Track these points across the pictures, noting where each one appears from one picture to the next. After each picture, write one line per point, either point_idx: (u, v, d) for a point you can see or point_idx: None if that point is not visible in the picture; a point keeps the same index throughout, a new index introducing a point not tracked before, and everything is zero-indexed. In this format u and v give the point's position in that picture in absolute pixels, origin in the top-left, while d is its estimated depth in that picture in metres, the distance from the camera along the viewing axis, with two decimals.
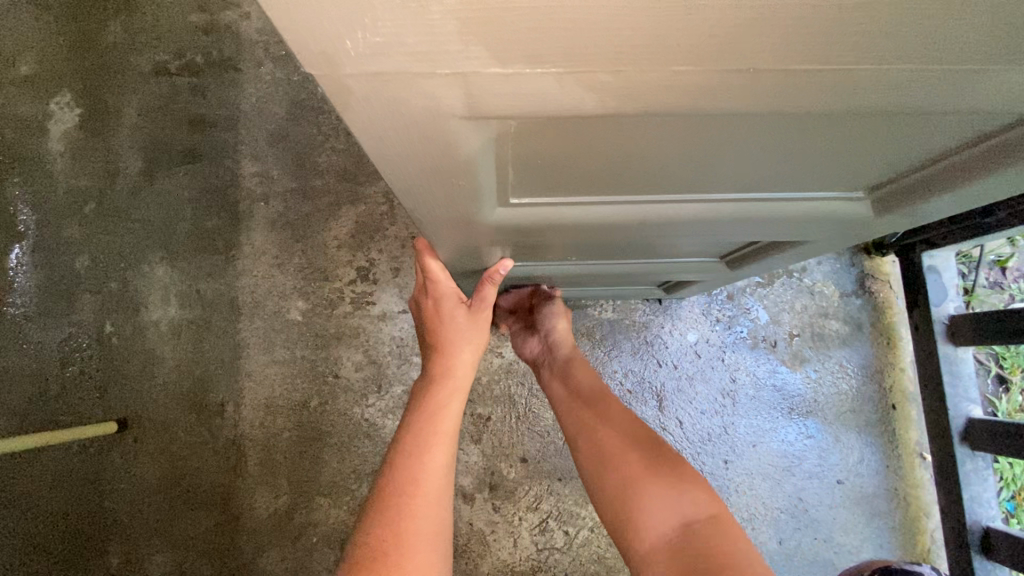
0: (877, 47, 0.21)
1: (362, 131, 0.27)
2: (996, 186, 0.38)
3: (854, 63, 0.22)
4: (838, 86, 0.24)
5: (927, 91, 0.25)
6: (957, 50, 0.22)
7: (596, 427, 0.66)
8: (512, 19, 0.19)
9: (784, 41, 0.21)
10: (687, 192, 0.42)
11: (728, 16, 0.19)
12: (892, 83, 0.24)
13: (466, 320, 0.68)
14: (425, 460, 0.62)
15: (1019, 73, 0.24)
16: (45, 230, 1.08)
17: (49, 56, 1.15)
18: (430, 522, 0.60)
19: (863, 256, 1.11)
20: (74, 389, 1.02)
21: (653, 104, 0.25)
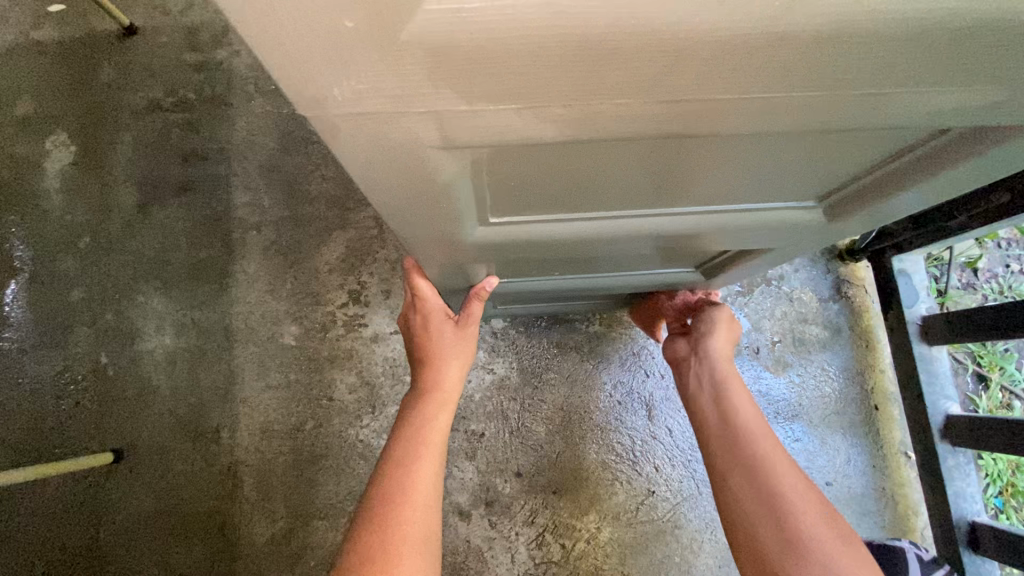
0: (799, 78, 0.25)
1: (348, 162, 0.30)
2: (933, 190, 0.41)
3: (780, 92, 0.26)
4: (770, 109, 0.27)
5: (851, 112, 0.29)
6: (870, 79, 0.25)
7: (761, 473, 0.66)
8: (475, 68, 0.22)
9: (715, 77, 0.24)
10: (653, 206, 0.46)
11: (663, 60, 0.22)
12: (819, 106, 0.27)
13: (452, 335, 0.71)
14: (415, 468, 0.64)
15: (930, 95, 0.27)
16: (40, 265, 1.10)
17: (45, 96, 1.19)
18: (419, 529, 0.62)
19: (838, 262, 1.15)
20: (69, 421, 1.03)
21: (607, 130, 0.28)
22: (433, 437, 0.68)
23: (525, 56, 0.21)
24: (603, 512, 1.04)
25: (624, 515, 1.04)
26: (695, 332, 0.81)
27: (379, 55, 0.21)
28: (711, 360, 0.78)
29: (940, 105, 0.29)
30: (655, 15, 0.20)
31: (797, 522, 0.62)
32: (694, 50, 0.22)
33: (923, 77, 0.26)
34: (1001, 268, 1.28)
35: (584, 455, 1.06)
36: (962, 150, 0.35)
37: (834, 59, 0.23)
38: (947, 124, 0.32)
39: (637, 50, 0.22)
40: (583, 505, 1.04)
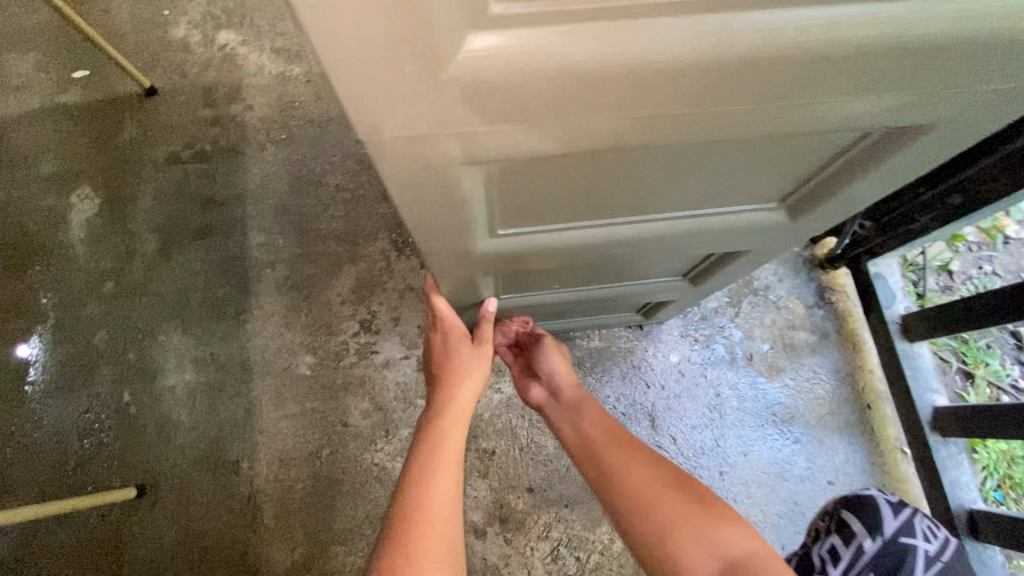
0: (742, 94, 0.32)
1: (395, 178, 0.37)
2: (875, 187, 0.49)
3: (730, 104, 0.33)
4: (724, 120, 0.35)
5: (788, 120, 0.36)
6: (796, 94, 0.33)
7: (618, 469, 0.71)
8: (500, 96, 0.29)
9: (675, 95, 0.31)
10: (639, 212, 0.53)
11: (638, 84, 0.30)
12: (761, 115, 0.35)
13: (468, 351, 0.76)
14: (433, 485, 0.65)
15: (847, 104, 0.35)
16: (65, 311, 1.16)
17: (71, 155, 1.28)
18: (440, 544, 0.61)
19: (819, 271, 1.22)
20: (93, 460, 1.06)
21: (596, 142, 0.35)
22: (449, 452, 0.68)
23: (536, 84, 0.28)
24: None
25: None
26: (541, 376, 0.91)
27: (427, 89, 0.28)
28: (560, 392, 0.88)
29: (857, 111, 0.36)
30: (626, 47, 0.27)
31: (651, 503, 0.66)
32: (658, 77, 0.29)
33: (839, 90, 0.33)
34: (975, 270, 1.36)
35: None
36: (889, 146, 0.42)
37: (772, 74, 0.30)
38: (870, 127, 0.39)
39: (619, 77, 0.29)
40: (595, 517, 1.07)
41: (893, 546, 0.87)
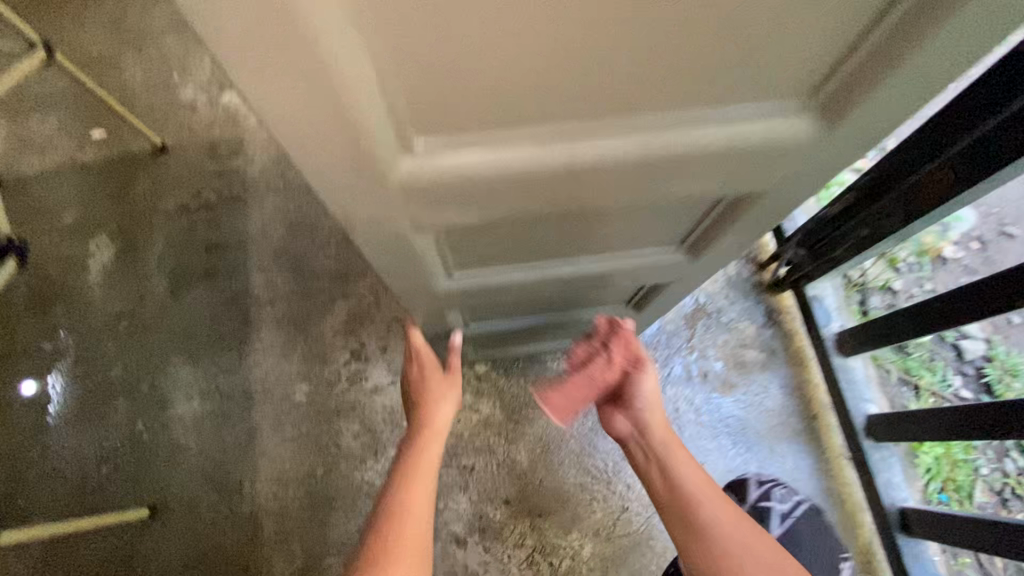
0: (596, 185, 0.46)
1: (365, 240, 0.50)
2: (743, 235, 0.62)
3: (591, 191, 0.47)
4: (593, 199, 0.49)
5: (639, 196, 0.50)
6: (634, 182, 0.47)
7: (711, 536, 0.78)
8: (434, 191, 0.44)
9: (550, 187, 0.45)
10: (566, 257, 0.67)
11: (522, 183, 0.44)
12: (617, 195, 0.49)
13: (441, 381, 0.88)
14: (412, 492, 0.78)
15: (678, 185, 0.49)
16: (83, 348, 1.28)
17: (90, 206, 1.42)
18: (416, 540, 0.74)
19: (766, 294, 1.36)
20: (108, 483, 1.17)
21: (505, 216, 0.49)
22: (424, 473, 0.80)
23: (455, 184, 0.43)
24: (584, 530, 1.17)
25: (603, 531, 1.17)
26: (631, 408, 0.88)
27: (382, 190, 0.43)
28: (648, 432, 0.88)
29: (690, 190, 0.50)
30: (507, 162, 0.42)
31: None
32: (532, 179, 0.44)
33: (665, 179, 0.48)
34: (915, 288, 1.52)
35: (564, 480, 1.20)
36: (737, 207, 0.57)
37: (612, 172, 0.45)
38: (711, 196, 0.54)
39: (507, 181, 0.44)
40: (566, 524, 1.17)
41: (756, 511, 1.07)
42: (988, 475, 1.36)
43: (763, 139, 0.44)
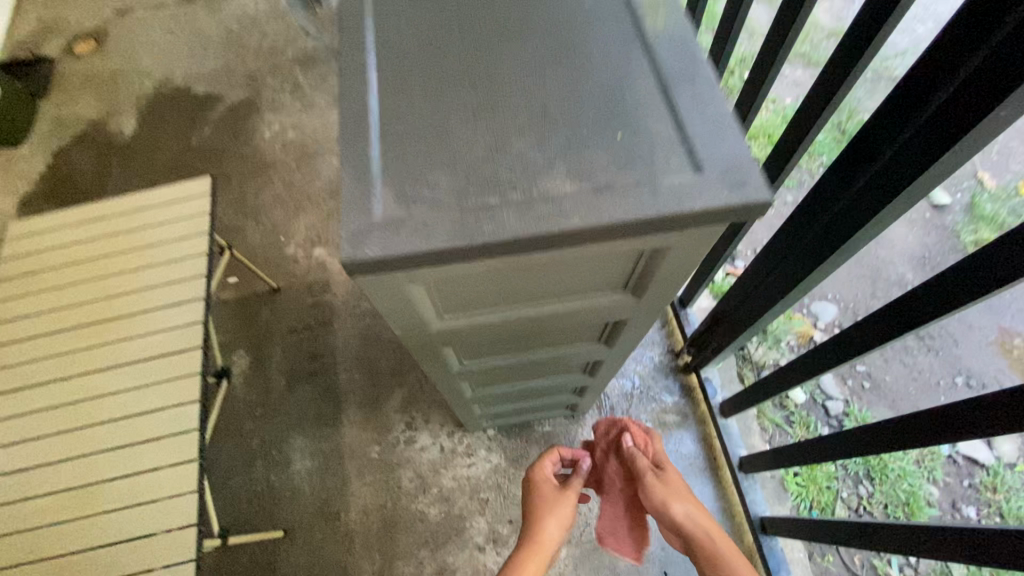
0: (532, 362, 1.18)
1: (441, 384, 1.21)
2: (611, 370, 1.33)
3: (531, 364, 1.18)
4: (532, 366, 1.20)
5: (553, 363, 1.21)
6: (547, 361, 1.19)
7: None
8: (469, 371, 1.15)
9: (513, 365, 1.17)
10: (529, 381, 1.37)
11: (502, 365, 1.16)
12: (542, 364, 1.20)
13: (551, 494, 1.10)
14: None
15: (567, 360, 1.20)
16: (232, 426, 1.97)
17: (231, 329, 2.15)
18: None
19: (680, 375, 2.04)
20: (253, 515, 1.83)
21: (497, 372, 1.21)
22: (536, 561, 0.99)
23: (478, 369, 1.15)
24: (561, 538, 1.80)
25: (574, 538, 1.79)
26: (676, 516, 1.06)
27: (451, 373, 1.15)
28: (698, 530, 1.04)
29: (574, 360, 1.22)
30: (497, 362, 1.13)
31: None
32: (507, 365, 1.15)
33: (561, 359, 1.19)
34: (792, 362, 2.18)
35: None
36: (601, 363, 1.28)
37: (537, 359, 1.16)
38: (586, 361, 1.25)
39: (497, 365, 1.15)
40: None
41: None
42: (849, 496, 1.99)
43: (596, 349, 1.16)
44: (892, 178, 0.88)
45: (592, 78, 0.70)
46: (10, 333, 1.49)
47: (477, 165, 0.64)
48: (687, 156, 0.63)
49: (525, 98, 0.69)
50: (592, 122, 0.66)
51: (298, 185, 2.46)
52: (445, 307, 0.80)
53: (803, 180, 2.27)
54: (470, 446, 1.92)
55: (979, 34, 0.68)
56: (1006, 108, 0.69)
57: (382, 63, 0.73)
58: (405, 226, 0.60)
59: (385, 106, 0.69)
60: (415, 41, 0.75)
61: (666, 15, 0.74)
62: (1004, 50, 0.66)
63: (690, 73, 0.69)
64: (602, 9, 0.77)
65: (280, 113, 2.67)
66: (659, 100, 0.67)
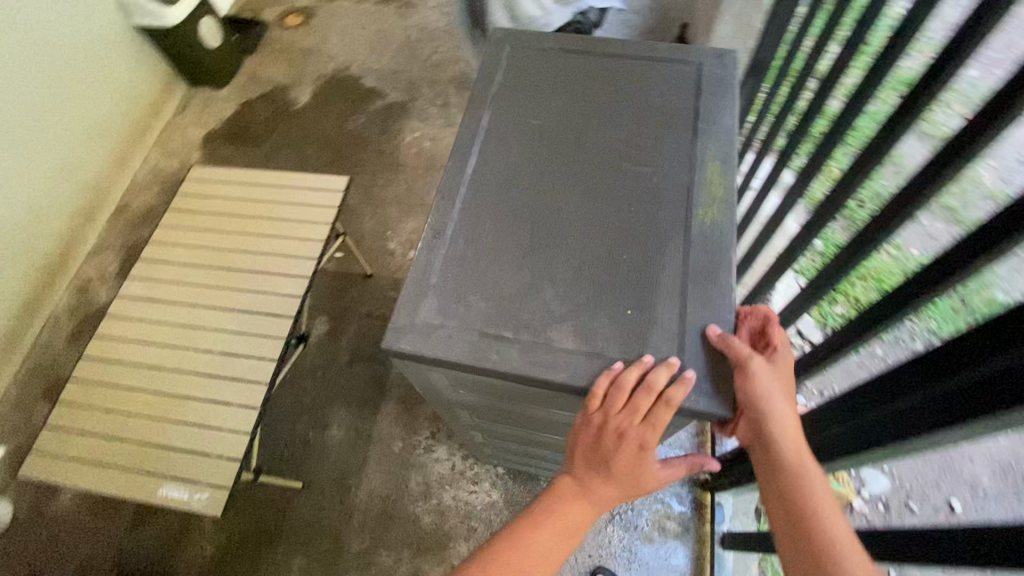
0: (544, 438, 1.30)
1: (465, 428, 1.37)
2: None
3: (543, 438, 1.31)
4: (545, 440, 1.33)
5: (562, 445, 1.33)
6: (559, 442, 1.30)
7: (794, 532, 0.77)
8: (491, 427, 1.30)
9: (529, 435, 1.30)
10: (541, 448, 1.49)
11: (518, 432, 1.29)
12: (553, 442, 1.32)
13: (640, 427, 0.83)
14: (570, 501, 0.88)
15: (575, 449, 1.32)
16: (295, 378, 2.28)
17: (322, 296, 2.48)
18: (555, 530, 0.87)
19: (695, 487, 2.02)
20: (286, 460, 2.11)
21: (514, 433, 1.34)
22: (582, 488, 0.88)
23: (499, 429, 1.30)
24: None
25: None
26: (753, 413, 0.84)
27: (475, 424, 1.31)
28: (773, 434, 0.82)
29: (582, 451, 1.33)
30: (516, 430, 1.28)
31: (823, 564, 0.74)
32: (523, 434, 1.30)
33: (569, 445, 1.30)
34: None
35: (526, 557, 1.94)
36: None
37: (548, 438, 1.28)
38: None
39: (514, 431, 1.29)
40: None
41: None
42: None
43: None
44: (897, 423, 0.86)
45: (632, 252, 0.93)
46: (166, 255, 1.86)
47: (521, 297, 0.90)
48: (678, 349, 0.86)
49: (576, 253, 0.94)
50: (616, 291, 0.90)
51: (417, 191, 2.76)
52: (462, 393, 1.04)
53: (901, 336, 1.94)
54: (477, 475, 2.07)
55: (1009, 335, 0.65)
56: (1005, 417, 0.67)
57: (487, 188, 1.01)
58: (445, 330, 0.88)
59: (467, 230, 0.97)
60: (512, 178, 1.03)
61: (715, 217, 0.95)
62: (991, 382, 0.68)
63: (710, 277, 0.90)
64: (666, 194, 0.99)
65: (424, 124, 2.99)
66: (669, 291, 0.90)
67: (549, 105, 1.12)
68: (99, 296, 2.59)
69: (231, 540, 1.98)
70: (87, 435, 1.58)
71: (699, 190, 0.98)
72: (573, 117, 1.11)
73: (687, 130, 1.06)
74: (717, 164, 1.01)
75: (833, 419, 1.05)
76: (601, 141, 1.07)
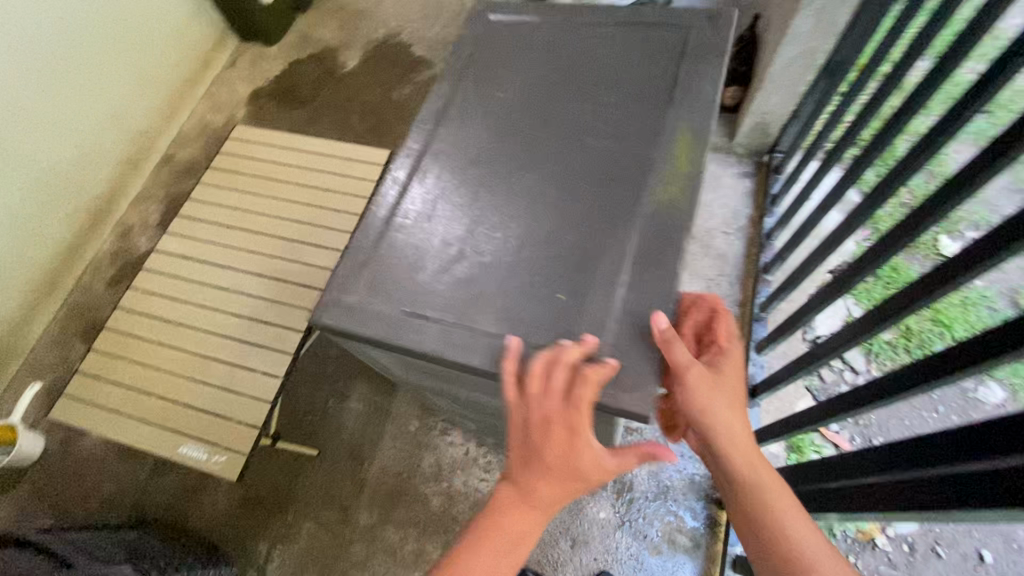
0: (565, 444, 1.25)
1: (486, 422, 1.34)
2: None
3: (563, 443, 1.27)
4: None
5: None
6: None
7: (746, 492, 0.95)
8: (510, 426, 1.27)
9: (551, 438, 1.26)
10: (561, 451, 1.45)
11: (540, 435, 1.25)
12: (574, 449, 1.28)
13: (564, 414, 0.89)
14: (509, 508, 0.92)
15: None
16: (321, 346, 2.29)
17: None
18: (502, 537, 0.91)
19: (711, 504, 1.96)
20: (304, 426, 2.14)
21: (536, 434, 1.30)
22: (520, 492, 0.92)
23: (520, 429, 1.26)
24: None
25: None
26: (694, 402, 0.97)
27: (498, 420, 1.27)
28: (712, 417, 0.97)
29: None
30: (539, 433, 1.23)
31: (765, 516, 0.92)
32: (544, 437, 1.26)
33: None
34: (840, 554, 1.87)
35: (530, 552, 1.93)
36: None
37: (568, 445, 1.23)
38: None
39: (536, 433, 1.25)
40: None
41: None
42: None
43: None
44: (981, 490, 0.84)
45: (593, 228, 1.06)
46: (205, 213, 1.86)
47: (488, 268, 1.06)
48: (602, 327, 0.97)
49: (545, 222, 1.09)
50: (561, 270, 1.03)
51: None
52: (392, 360, 1.23)
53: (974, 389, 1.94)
54: (489, 464, 2.04)
55: None
56: None
57: (470, 169, 1.18)
58: (394, 299, 1.06)
59: (446, 206, 1.14)
60: (496, 162, 1.18)
61: (667, 198, 1.06)
62: None
63: (661, 254, 1.01)
64: (628, 177, 1.10)
65: None
66: (609, 268, 1.01)
67: (535, 94, 1.26)
68: (139, 244, 2.65)
69: (245, 497, 2.03)
70: (119, 385, 1.62)
71: (660, 173, 1.09)
72: (555, 105, 1.23)
73: (664, 110, 1.16)
74: (682, 146, 1.11)
75: (894, 470, 1.03)
76: (575, 128, 1.19)
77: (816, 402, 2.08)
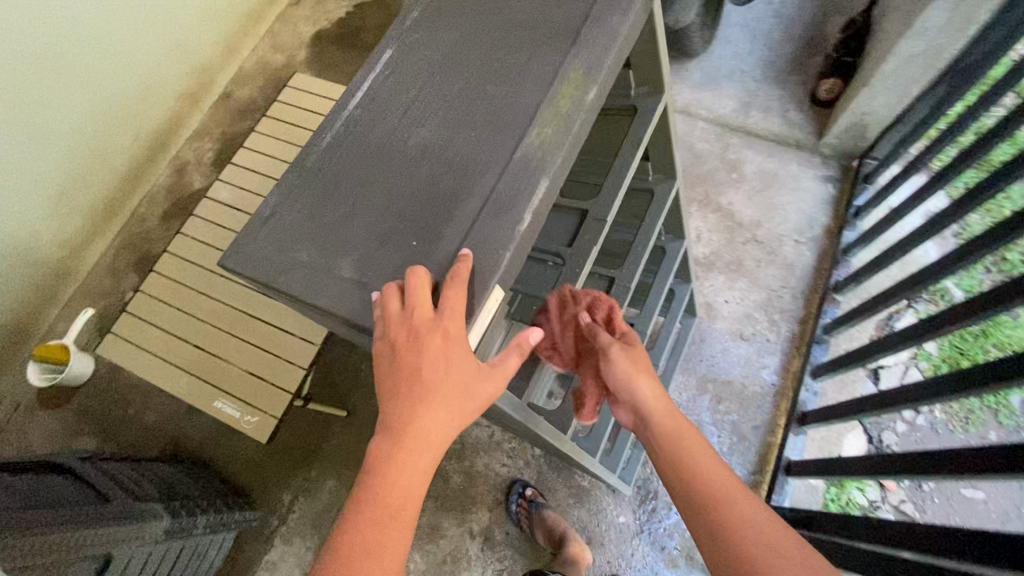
0: None
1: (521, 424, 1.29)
2: None
3: None
4: None
5: None
6: None
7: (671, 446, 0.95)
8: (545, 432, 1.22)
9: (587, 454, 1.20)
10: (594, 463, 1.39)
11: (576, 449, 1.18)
12: None
13: (438, 344, 0.79)
14: (388, 463, 0.81)
15: None
16: None
17: None
18: (387, 497, 0.81)
19: None
20: (336, 383, 2.15)
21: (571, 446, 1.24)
22: (398, 441, 0.81)
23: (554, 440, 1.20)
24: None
25: None
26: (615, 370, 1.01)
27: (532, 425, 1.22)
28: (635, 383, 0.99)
29: None
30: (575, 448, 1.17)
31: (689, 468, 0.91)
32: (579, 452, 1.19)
33: None
34: None
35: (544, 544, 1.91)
36: None
37: None
38: None
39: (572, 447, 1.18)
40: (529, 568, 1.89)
41: None
42: None
43: None
44: None
45: (457, 171, 0.90)
46: None
47: (354, 217, 0.92)
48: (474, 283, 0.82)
49: (410, 176, 0.92)
50: (416, 218, 0.89)
51: None
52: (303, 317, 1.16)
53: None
54: (513, 450, 2.06)
55: None
56: None
57: (359, 106, 1.02)
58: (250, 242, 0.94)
59: (329, 147, 1.00)
60: (381, 92, 1.02)
61: (547, 135, 0.88)
62: None
63: (524, 190, 0.85)
64: (512, 114, 0.92)
65: None
66: (468, 217, 0.86)
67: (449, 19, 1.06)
68: (193, 181, 2.66)
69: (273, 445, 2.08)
70: None
71: (546, 109, 0.90)
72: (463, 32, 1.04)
73: (563, 35, 0.96)
74: (577, 75, 0.91)
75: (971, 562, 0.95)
76: (474, 59, 1.00)
77: (866, 438, 1.95)
